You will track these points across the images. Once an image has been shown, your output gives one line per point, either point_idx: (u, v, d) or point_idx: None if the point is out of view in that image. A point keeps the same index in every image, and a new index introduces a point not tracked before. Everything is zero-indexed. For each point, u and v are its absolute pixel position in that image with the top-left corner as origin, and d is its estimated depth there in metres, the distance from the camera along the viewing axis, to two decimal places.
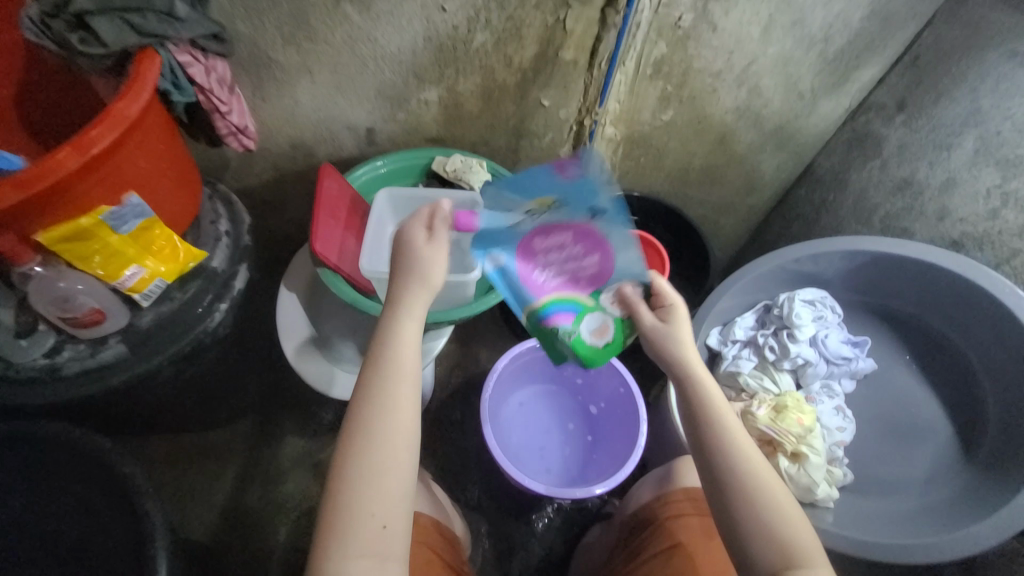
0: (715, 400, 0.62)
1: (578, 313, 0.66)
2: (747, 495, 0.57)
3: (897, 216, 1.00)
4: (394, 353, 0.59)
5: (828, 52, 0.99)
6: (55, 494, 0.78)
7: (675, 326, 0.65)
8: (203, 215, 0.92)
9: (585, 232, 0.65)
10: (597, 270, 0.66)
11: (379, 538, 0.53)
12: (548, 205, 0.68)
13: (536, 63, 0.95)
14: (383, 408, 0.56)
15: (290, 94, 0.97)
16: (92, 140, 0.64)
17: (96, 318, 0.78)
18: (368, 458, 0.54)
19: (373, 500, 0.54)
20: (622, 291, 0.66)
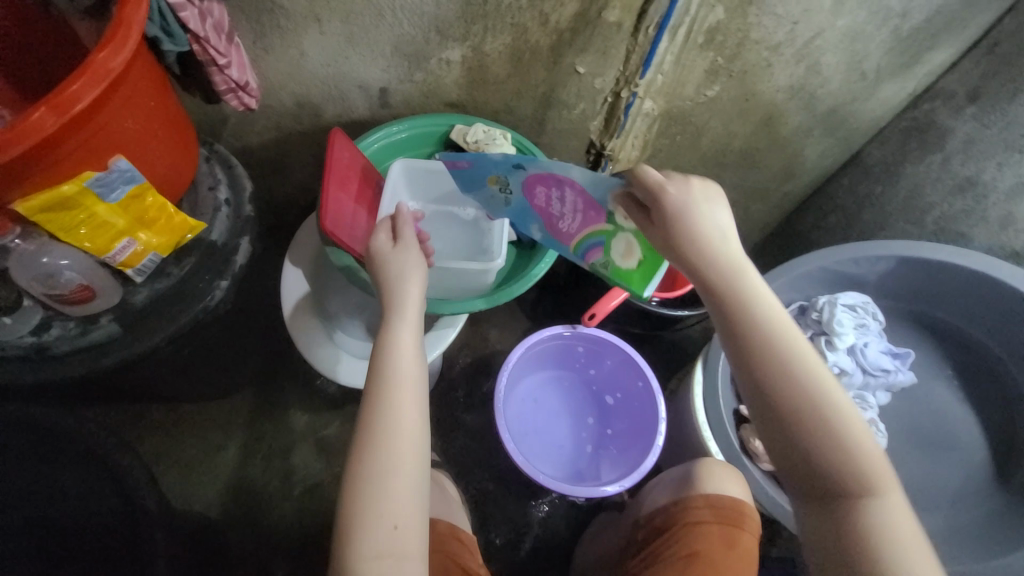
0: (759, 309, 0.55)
1: (606, 244, 0.64)
2: (809, 415, 0.52)
3: (954, 219, 0.94)
4: (397, 350, 0.58)
5: (902, 30, 0.88)
6: (55, 473, 0.75)
7: (690, 220, 0.55)
8: (201, 179, 0.84)
9: (535, 177, 0.67)
10: (581, 197, 0.62)
11: (393, 538, 0.51)
12: (501, 181, 0.73)
13: (575, 24, 0.84)
14: (394, 404, 0.54)
15: (296, 45, 0.86)
16: (73, 98, 0.55)
17: (85, 296, 0.71)
18: (383, 454, 0.52)
19: (388, 499, 0.51)
20: (620, 199, 0.58)
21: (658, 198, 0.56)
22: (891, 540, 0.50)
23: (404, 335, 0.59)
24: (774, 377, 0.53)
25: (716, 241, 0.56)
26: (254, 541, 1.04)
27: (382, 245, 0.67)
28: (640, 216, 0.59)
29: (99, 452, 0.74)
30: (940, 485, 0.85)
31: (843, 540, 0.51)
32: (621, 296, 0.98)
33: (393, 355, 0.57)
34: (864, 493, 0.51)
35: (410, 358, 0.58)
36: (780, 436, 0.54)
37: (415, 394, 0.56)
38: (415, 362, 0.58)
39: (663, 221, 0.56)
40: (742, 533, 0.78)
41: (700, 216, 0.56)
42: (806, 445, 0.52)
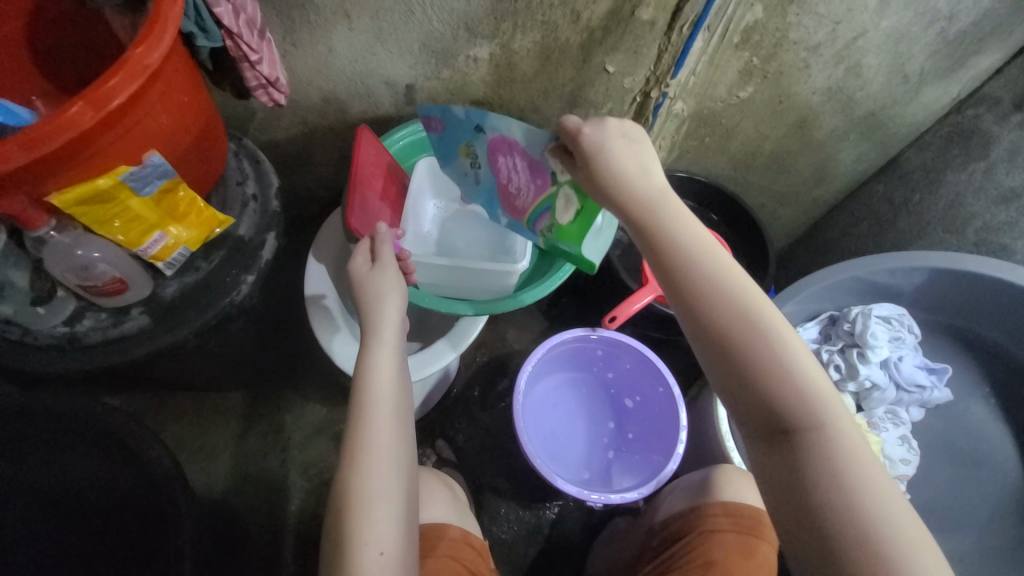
0: (691, 243, 0.53)
1: (551, 209, 0.67)
2: (752, 350, 0.50)
3: (997, 230, 0.91)
4: (376, 379, 0.60)
5: (950, 32, 0.84)
6: (83, 457, 0.77)
7: (611, 153, 0.54)
8: (229, 174, 0.85)
9: (491, 145, 0.69)
10: (529, 161, 0.65)
11: (378, 565, 0.52)
12: (470, 153, 0.74)
13: (607, 22, 0.83)
14: (374, 431, 0.57)
15: (325, 41, 0.86)
16: (109, 93, 0.55)
17: (118, 288, 0.73)
18: (367, 479, 0.55)
19: (374, 523, 0.54)
20: (551, 152, 0.60)
21: (577, 137, 0.55)
22: (851, 477, 0.47)
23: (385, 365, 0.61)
24: (712, 313, 0.51)
25: (639, 175, 0.54)
26: (271, 531, 1.06)
27: (361, 268, 0.68)
28: (565, 158, 0.59)
29: (122, 441, 0.76)
30: (973, 507, 0.83)
31: (805, 483, 0.47)
32: (644, 300, 0.96)
33: (372, 385, 0.59)
34: (814, 427, 0.49)
35: (388, 386, 0.60)
36: (727, 376, 0.51)
37: (396, 421, 0.58)
38: (394, 390, 0.60)
39: (584, 158, 0.55)
40: (762, 544, 0.73)
41: (620, 149, 0.54)
42: (755, 380, 0.50)
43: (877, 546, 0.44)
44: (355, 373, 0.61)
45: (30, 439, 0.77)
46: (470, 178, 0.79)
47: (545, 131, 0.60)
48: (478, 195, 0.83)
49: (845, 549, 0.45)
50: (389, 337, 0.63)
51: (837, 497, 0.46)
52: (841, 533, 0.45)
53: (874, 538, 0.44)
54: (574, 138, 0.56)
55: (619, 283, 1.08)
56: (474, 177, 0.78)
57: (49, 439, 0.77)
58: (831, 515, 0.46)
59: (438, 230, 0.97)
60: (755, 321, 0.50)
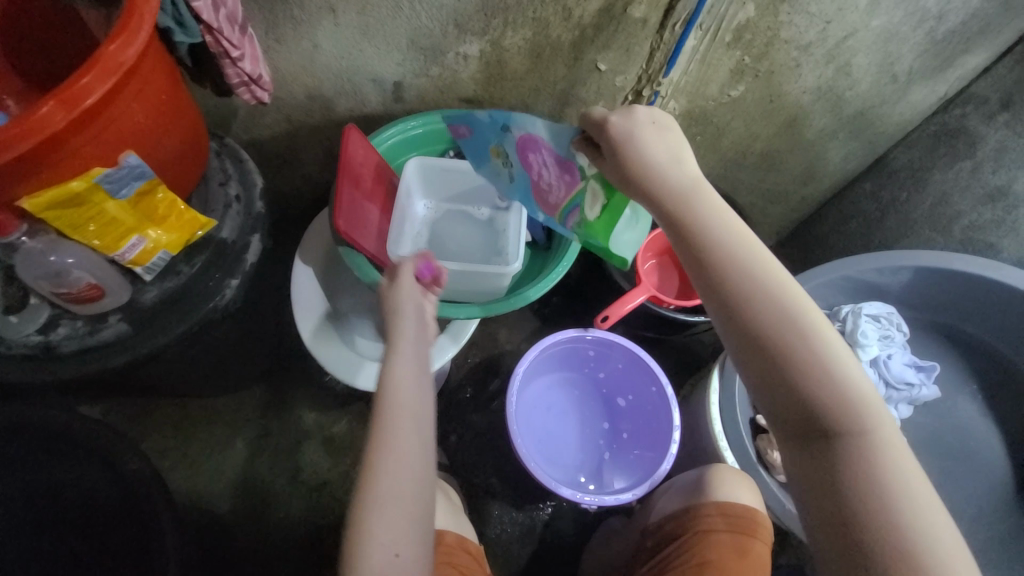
0: (725, 235, 0.52)
1: (580, 206, 0.62)
2: (787, 346, 0.49)
3: (983, 228, 0.92)
4: (402, 379, 0.58)
5: (937, 32, 0.85)
6: (63, 467, 0.74)
7: (639, 143, 0.53)
8: (211, 174, 0.82)
9: (520, 142, 0.65)
10: (554, 155, 0.62)
11: (392, 567, 0.50)
12: (501, 153, 0.71)
13: (599, 19, 0.81)
14: (398, 431, 0.55)
15: (309, 37, 0.83)
16: (82, 92, 0.52)
17: (94, 295, 0.70)
18: (387, 478, 0.52)
19: (389, 526, 0.51)
20: (576, 146, 0.58)
21: (603, 126, 0.54)
22: (881, 474, 0.47)
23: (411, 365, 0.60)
24: (747, 308, 0.50)
25: (669, 165, 0.53)
26: (260, 538, 1.04)
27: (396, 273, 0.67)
28: (591, 151, 0.57)
29: (102, 452, 0.73)
30: (961, 502, 0.84)
31: (835, 478, 0.48)
32: (637, 300, 0.95)
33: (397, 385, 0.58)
34: (849, 425, 0.48)
35: (415, 389, 0.58)
36: (759, 374, 0.50)
37: (418, 424, 0.56)
38: (419, 393, 0.58)
39: (610, 148, 0.54)
40: (756, 543, 0.73)
41: (649, 140, 0.53)
42: (789, 377, 0.49)
43: (904, 543, 0.45)
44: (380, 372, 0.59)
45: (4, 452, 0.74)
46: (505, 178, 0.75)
47: (570, 126, 0.58)
48: (513, 195, 0.78)
49: (878, 547, 0.45)
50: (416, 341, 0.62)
51: (866, 494, 0.47)
52: (869, 530, 0.46)
53: (901, 534, 0.45)
54: (599, 129, 0.55)
55: (611, 283, 1.07)
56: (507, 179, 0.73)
57: (26, 452, 0.74)
58: (858, 510, 0.47)
59: (428, 231, 0.95)
60: (791, 318, 0.49)
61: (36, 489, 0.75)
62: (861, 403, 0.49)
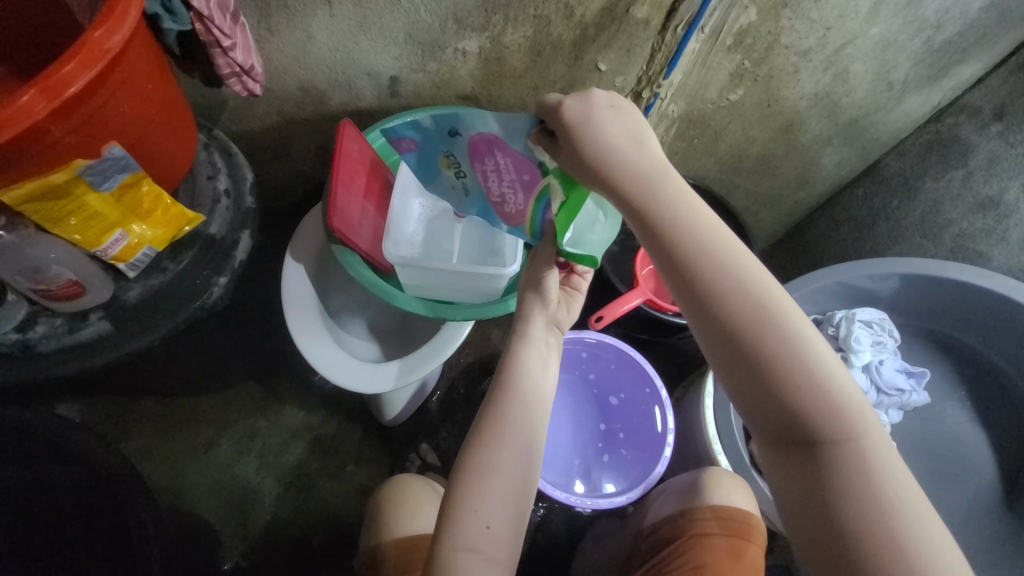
0: (696, 229, 0.50)
1: (548, 199, 0.56)
2: (764, 345, 0.49)
3: (974, 237, 0.94)
4: (523, 367, 0.62)
5: (934, 42, 0.86)
6: (45, 471, 0.71)
7: (597, 130, 0.49)
8: (199, 167, 0.79)
9: (471, 144, 0.58)
10: (508, 155, 0.55)
11: (484, 537, 0.53)
12: (452, 162, 0.62)
13: (601, 19, 0.81)
14: (509, 411, 0.60)
15: (303, 28, 0.81)
16: (65, 80, 0.50)
17: (74, 292, 0.67)
18: (499, 453, 0.57)
19: (484, 495, 0.55)
20: (534, 144, 0.53)
21: (559, 111, 0.50)
22: (861, 471, 0.47)
23: (534, 359, 0.64)
24: (719, 309, 0.49)
25: (632, 151, 0.50)
26: (246, 541, 1.01)
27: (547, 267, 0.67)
28: (548, 143, 0.52)
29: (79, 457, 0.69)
30: (947, 506, 0.86)
31: (822, 474, 0.48)
32: (633, 303, 0.94)
33: (517, 370, 0.62)
34: (834, 423, 0.48)
35: (533, 378, 0.62)
36: (737, 376, 0.50)
37: (526, 410, 0.60)
38: (534, 383, 0.62)
39: (567, 135, 0.50)
40: (749, 546, 0.73)
41: (607, 125, 0.50)
42: (770, 378, 0.49)
43: (890, 540, 0.45)
44: (504, 359, 0.63)
45: None
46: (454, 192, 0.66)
47: (527, 116, 0.53)
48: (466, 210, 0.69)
49: (868, 549, 0.45)
50: (542, 332, 0.66)
51: (849, 491, 0.47)
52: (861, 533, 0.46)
53: (887, 527, 0.45)
54: (555, 115, 0.51)
55: (607, 284, 1.07)
56: (457, 189, 0.64)
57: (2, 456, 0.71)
58: (847, 507, 0.47)
59: (423, 230, 0.93)
60: (766, 315, 0.49)
61: (16, 490, 0.72)
62: (840, 394, 0.49)
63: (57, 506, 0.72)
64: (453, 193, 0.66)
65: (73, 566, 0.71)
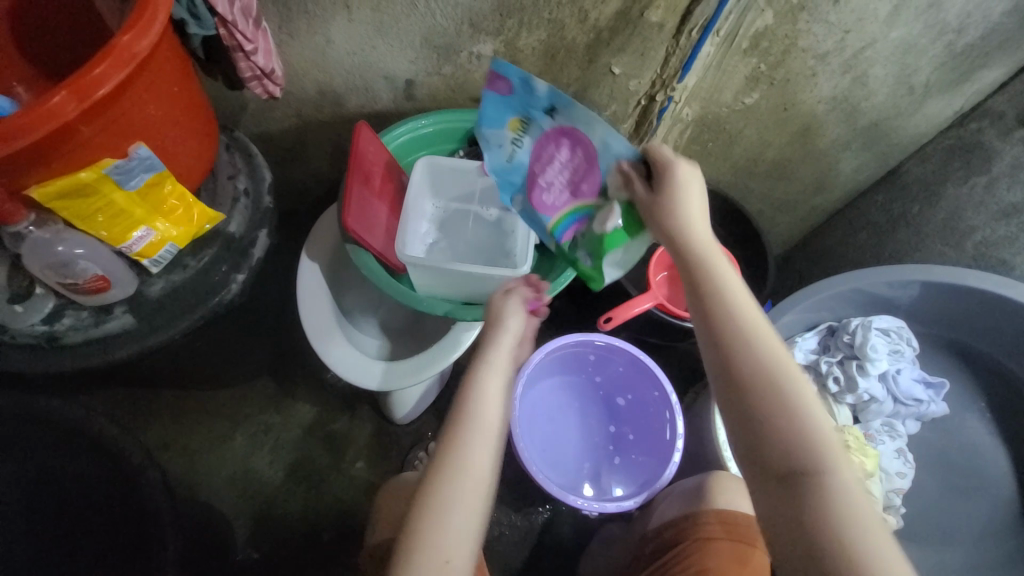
0: (733, 292, 0.55)
1: (591, 217, 0.62)
2: (772, 379, 0.50)
3: (995, 245, 0.91)
4: (483, 396, 0.61)
5: (957, 45, 0.85)
6: (66, 458, 0.74)
7: (684, 192, 0.57)
8: (220, 168, 0.81)
9: (560, 130, 0.58)
10: (590, 163, 0.58)
11: (442, 573, 0.52)
12: (522, 130, 0.61)
13: (615, 22, 0.81)
14: (470, 443, 0.57)
15: (322, 31, 0.83)
16: (95, 81, 0.52)
17: (100, 286, 0.69)
18: (457, 485, 0.55)
19: (444, 531, 0.53)
20: (619, 170, 0.57)
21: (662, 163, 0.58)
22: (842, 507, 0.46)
23: (495, 386, 0.63)
24: (739, 359, 0.51)
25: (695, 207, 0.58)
26: (260, 533, 1.03)
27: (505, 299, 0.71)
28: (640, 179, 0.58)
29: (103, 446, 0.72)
30: (962, 518, 0.84)
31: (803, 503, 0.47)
32: (644, 306, 0.94)
33: (477, 399, 0.60)
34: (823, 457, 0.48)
35: (493, 408, 0.61)
36: (741, 422, 0.51)
37: (488, 441, 0.59)
38: (495, 413, 0.61)
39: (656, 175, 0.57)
40: (753, 552, 0.72)
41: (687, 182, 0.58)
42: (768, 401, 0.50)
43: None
44: (464, 386, 0.62)
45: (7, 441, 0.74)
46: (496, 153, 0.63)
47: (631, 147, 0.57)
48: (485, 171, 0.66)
49: None
50: (503, 359, 0.65)
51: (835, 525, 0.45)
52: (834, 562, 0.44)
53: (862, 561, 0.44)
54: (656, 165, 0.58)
55: (618, 287, 1.07)
56: (506, 156, 0.63)
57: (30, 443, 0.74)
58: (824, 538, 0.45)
59: (435, 231, 0.94)
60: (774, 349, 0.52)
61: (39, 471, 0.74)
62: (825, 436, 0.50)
63: (77, 492, 0.74)
64: (496, 154, 0.63)
65: (91, 552, 0.73)
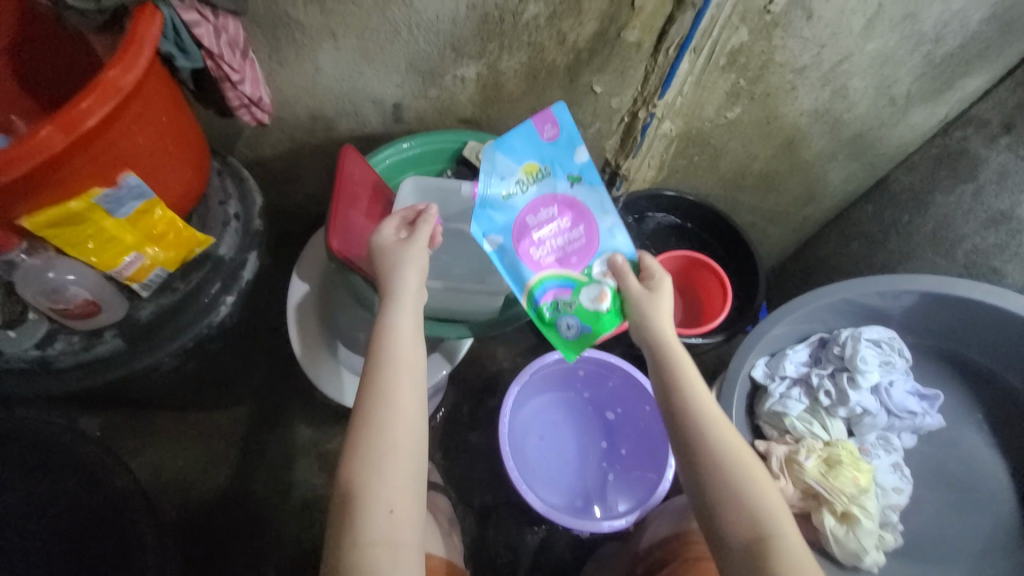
0: (693, 387, 0.61)
1: (574, 287, 0.67)
2: (722, 461, 0.57)
3: (987, 253, 0.89)
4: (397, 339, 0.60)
5: (935, 55, 0.85)
6: (77, 480, 0.78)
7: (659, 297, 0.65)
8: (212, 193, 0.84)
9: (571, 201, 0.68)
10: (587, 241, 0.68)
11: (389, 524, 0.53)
12: (537, 177, 0.68)
13: (593, 43, 0.83)
14: (392, 391, 0.57)
15: (311, 60, 0.86)
16: (82, 114, 0.55)
17: (90, 310, 0.71)
18: (383, 432, 0.55)
19: (384, 480, 0.54)
20: (613, 259, 0.67)
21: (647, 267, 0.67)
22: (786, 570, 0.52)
23: (408, 324, 0.62)
24: (699, 449, 0.58)
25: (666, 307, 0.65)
26: (252, 556, 1.03)
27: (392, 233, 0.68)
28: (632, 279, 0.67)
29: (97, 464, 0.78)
30: (965, 536, 0.81)
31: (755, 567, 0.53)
32: None
33: (393, 345, 0.60)
34: (770, 530, 0.54)
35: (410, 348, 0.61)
36: (702, 502, 0.58)
37: (415, 385, 0.59)
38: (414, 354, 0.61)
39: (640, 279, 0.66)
40: None
41: (662, 287, 0.66)
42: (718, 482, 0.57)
43: None
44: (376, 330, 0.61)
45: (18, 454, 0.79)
46: (501, 184, 0.67)
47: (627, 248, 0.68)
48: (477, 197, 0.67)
49: None
50: (408, 286, 0.64)
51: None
52: None
53: None
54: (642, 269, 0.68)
55: None
56: (507, 191, 0.67)
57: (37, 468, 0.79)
58: None
59: None
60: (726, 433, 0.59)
61: (44, 491, 0.78)
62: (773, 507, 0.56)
63: (81, 513, 0.77)
64: (497, 183, 0.67)
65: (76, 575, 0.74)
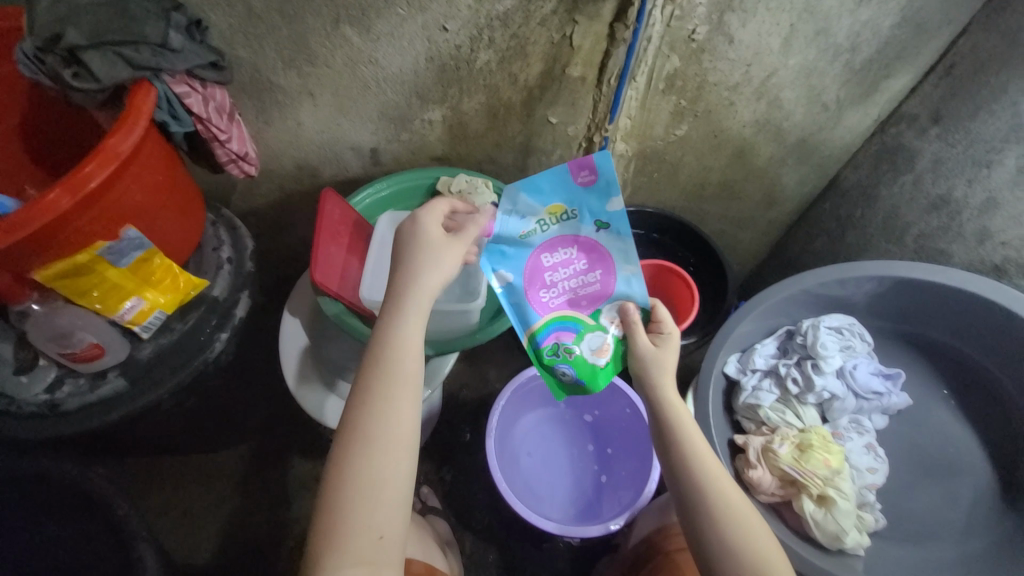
0: (697, 447, 0.64)
1: (579, 332, 0.68)
2: (718, 516, 0.60)
3: (932, 236, 0.96)
4: (396, 351, 0.63)
5: (855, 62, 0.92)
6: (87, 520, 0.83)
7: (667, 351, 0.67)
8: (207, 241, 0.91)
9: (592, 245, 0.66)
10: (602, 286, 0.67)
11: (376, 546, 0.56)
12: (560, 220, 0.65)
13: (542, 80, 0.92)
14: (386, 417, 0.59)
15: (293, 117, 0.96)
16: (84, 179, 0.63)
17: (94, 353, 0.77)
18: (371, 462, 0.57)
19: (372, 507, 0.57)
20: (625, 308, 0.67)
21: (661, 319, 0.68)
22: None
23: (409, 344, 0.63)
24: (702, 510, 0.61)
25: (670, 366, 0.67)
26: None
27: (424, 236, 0.69)
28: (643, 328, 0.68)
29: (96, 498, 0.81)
30: (945, 508, 0.83)
31: None
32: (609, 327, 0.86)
33: (390, 371, 0.61)
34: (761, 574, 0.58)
35: (408, 362, 0.63)
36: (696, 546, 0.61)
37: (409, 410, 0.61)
38: (414, 367, 0.63)
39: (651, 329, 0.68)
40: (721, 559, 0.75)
41: (670, 343, 0.68)
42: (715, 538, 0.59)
43: None
44: (374, 349, 0.63)
45: (30, 501, 0.84)
46: (522, 225, 0.66)
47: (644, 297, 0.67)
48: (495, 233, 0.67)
49: None
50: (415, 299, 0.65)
51: None
52: None
53: None
54: (655, 319, 0.68)
55: None
56: (527, 229, 0.66)
57: (53, 509, 0.84)
58: None
59: None
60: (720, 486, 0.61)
61: (64, 529, 0.84)
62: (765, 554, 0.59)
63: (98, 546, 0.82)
64: (517, 221, 0.65)
65: None
